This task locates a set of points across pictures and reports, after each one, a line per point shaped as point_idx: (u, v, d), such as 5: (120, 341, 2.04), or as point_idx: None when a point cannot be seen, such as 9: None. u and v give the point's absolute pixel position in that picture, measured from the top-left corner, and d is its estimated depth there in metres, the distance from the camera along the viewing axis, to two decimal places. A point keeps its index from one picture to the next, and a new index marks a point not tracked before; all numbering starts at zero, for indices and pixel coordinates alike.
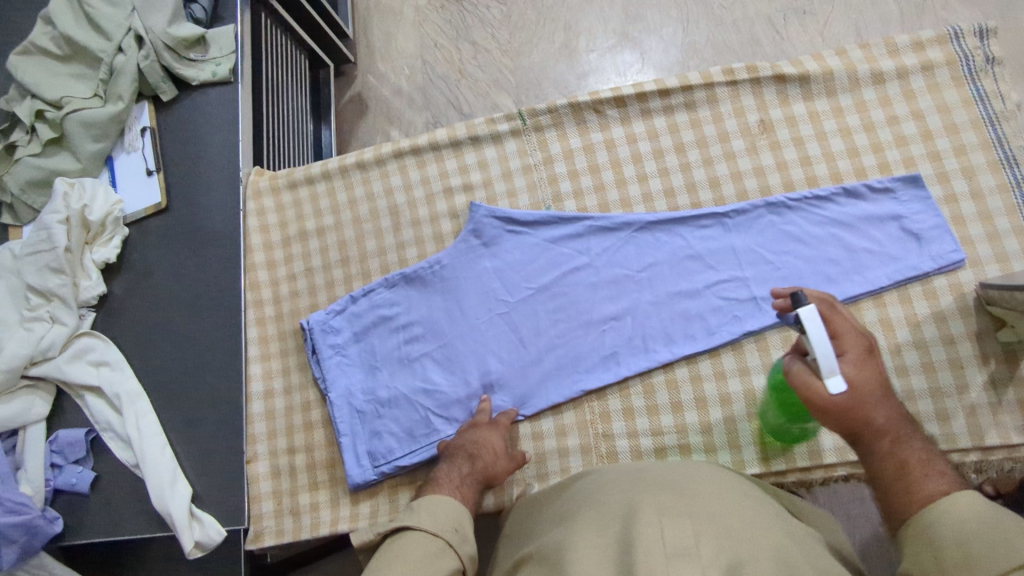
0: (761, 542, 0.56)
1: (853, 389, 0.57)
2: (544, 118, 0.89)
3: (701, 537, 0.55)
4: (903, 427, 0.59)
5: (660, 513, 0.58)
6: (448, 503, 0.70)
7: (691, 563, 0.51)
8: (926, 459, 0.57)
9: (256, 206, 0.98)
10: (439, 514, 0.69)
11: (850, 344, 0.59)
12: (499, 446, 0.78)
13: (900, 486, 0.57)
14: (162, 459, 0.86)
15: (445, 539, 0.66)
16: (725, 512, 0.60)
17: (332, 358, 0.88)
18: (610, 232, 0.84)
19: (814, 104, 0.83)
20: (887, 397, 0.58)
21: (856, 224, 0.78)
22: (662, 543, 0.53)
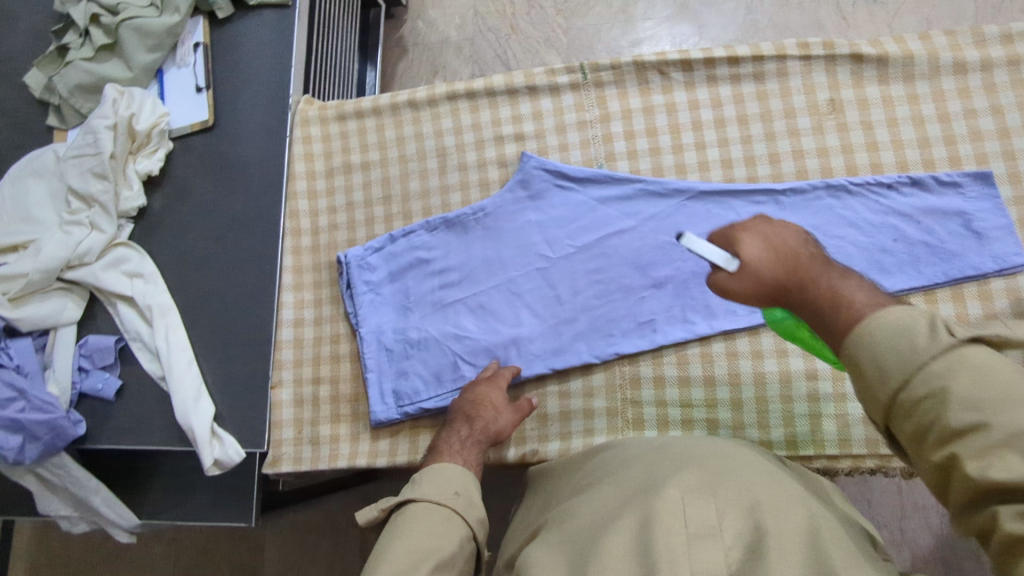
0: (797, 517, 0.55)
1: (745, 264, 0.58)
2: (606, 75, 0.87)
3: (726, 513, 0.55)
4: (818, 267, 0.54)
5: (686, 486, 0.58)
6: (454, 470, 0.67)
7: (714, 543, 0.52)
8: (837, 289, 0.51)
9: (302, 133, 0.97)
10: (443, 480, 0.66)
11: (751, 225, 0.61)
12: (499, 402, 0.76)
13: (823, 325, 0.51)
14: (187, 374, 0.87)
15: (449, 508, 0.63)
16: (758, 485, 0.59)
17: (366, 294, 0.87)
18: (661, 197, 0.82)
19: (888, 88, 0.80)
20: (790, 251, 0.56)
21: (918, 216, 0.76)
22: (684, 520, 0.54)
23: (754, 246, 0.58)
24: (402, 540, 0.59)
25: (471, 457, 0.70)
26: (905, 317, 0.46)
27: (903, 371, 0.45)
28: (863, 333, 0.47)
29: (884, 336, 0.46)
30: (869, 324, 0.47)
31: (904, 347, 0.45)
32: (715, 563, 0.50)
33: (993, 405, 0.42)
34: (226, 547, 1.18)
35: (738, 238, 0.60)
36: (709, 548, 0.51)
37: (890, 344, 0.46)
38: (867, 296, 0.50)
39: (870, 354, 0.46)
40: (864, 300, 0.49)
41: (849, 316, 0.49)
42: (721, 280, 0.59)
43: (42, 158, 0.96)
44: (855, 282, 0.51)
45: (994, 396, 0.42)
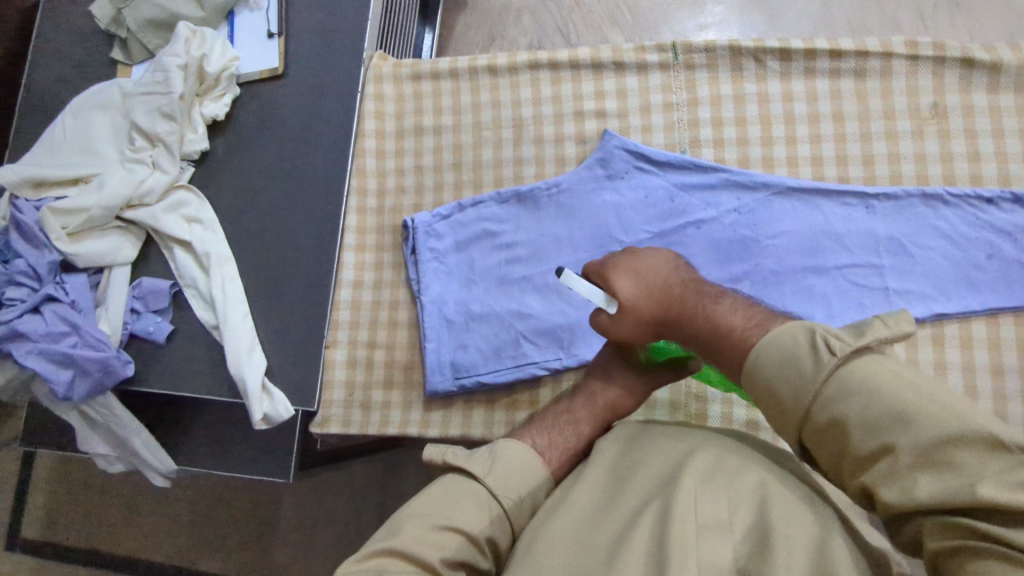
0: (813, 512, 0.51)
1: (622, 309, 0.61)
2: (698, 57, 0.83)
3: (739, 505, 0.51)
4: (685, 298, 0.59)
5: (701, 470, 0.53)
6: (528, 462, 0.62)
7: (723, 540, 0.49)
8: (714, 314, 0.56)
9: (374, 90, 0.94)
10: (519, 456, 0.62)
11: (620, 262, 0.64)
12: (614, 372, 0.71)
13: (716, 356, 0.56)
14: (242, 326, 0.86)
15: (501, 504, 0.60)
16: (775, 474, 0.54)
17: (430, 261, 0.85)
18: (746, 189, 0.80)
19: (997, 98, 0.76)
20: (659, 287, 0.61)
21: (1015, 234, 0.73)
22: (696, 511, 0.50)
23: (626, 283, 0.62)
24: (441, 525, 0.56)
25: (557, 437, 0.66)
26: (783, 337, 0.50)
27: (799, 402, 0.48)
28: (759, 367, 0.51)
29: (772, 367, 0.50)
30: (758, 348, 0.51)
31: (794, 376, 0.48)
32: (720, 559, 0.48)
33: (892, 425, 0.44)
34: (250, 502, 1.18)
35: (611, 279, 0.63)
36: (718, 545, 0.49)
37: (778, 370, 0.49)
38: (742, 318, 0.55)
39: (767, 385, 0.50)
40: (739, 320, 0.54)
41: (732, 343, 0.54)
42: (605, 321, 0.63)
43: (107, 91, 0.94)
44: (724, 302, 0.57)
45: (889, 414, 0.44)
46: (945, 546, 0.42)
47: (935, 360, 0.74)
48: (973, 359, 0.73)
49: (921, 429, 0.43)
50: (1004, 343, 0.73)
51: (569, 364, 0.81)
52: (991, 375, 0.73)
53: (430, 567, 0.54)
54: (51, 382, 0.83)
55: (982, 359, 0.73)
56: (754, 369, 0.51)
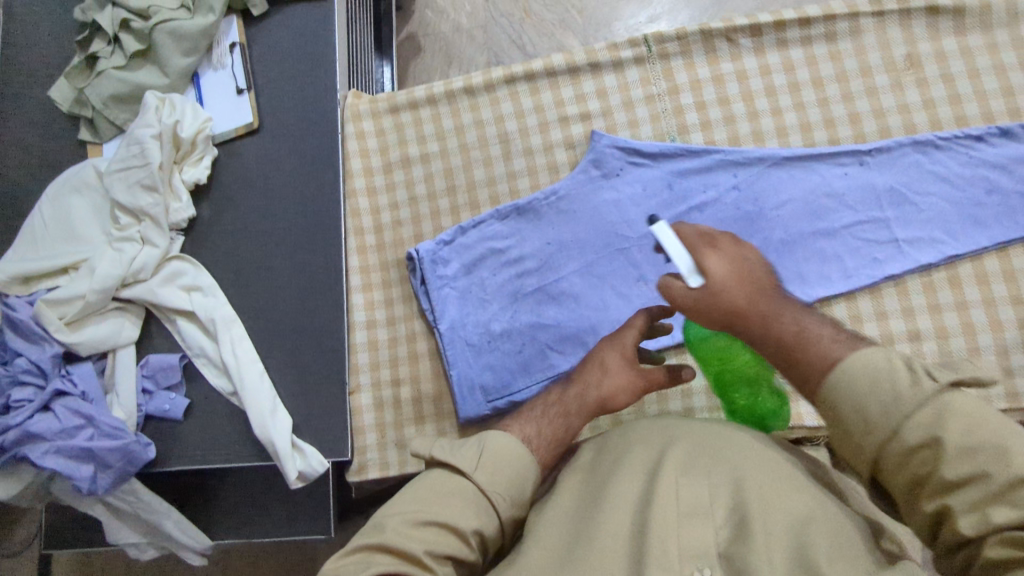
0: (796, 496, 0.52)
1: (710, 283, 0.55)
2: (671, 45, 0.84)
3: (719, 491, 0.52)
4: (775, 304, 0.55)
5: (681, 458, 0.54)
6: (518, 455, 0.57)
7: (702, 524, 0.50)
8: (800, 325, 0.53)
9: (355, 129, 0.93)
10: (507, 454, 0.57)
11: (721, 241, 0.58)
12: (613, 364, 0.67)
13: (786, 363, 0.53)
14: (262, 388, 0.84)
15: (490, 501, 0.55)
16: (754, 454, 0.55)
17: (441, 289, 0.84)
18: (741, 166, 0.80)
19: (966, 40, 0.78)
20: (751, 280, 0.56)
21: (1009, 166, 0.75)
22: (677, 499, 0.51)
23: (718, 265, 0.56)
24: (431, 521, 0.52)
25: (546, 426, 0.62)
26: (867, 359, 0.49)
27: (891, 424, 0.47)
28: (849, 375, 0.49)
29: (865, 382, 0.48)
30: (843, 364, 0.49)
31: (887, 399, 0.47)
32: (702, 544, 0.49)
33: (988, 454, 0.44)
34: (287, 565, 1.14)
35: (706, 257, 0.56)
36: (697, 531, 0.50)
37: (868, 386, 0.48)
38: (830, 333, 0.52)
39: (852, 402, 0.48)
40: (830, 338, 0.52)
41: (818, 357, 0.51)
42: (686, 300, 0.56)
43: (82, 173, 0.92)
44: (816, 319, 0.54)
45: (988, 446, 0.44)
46: (1010, 561, 0.42)
47: (954, 301, 0.75)
48: (991, 294, 0.74)
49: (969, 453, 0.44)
50: (1018, 273, 0.74)
51: None
52: (1013, 306, 0.74)
53: (417, 562, 0.50)
54: (73, 479, 0.80)
55: (1000, 292, 0.74)
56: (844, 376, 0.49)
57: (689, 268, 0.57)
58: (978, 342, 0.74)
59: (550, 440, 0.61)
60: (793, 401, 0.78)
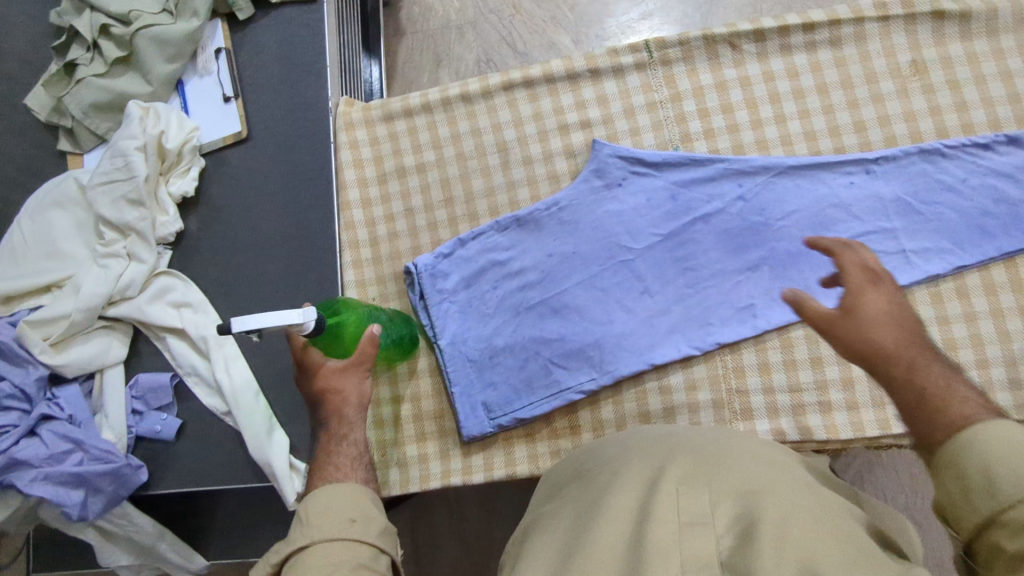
0: (802, 507, 0.50)
1: (868, 315, 0.54)
2: (673, 51, 0.82)
3: (721, 501, 0.51)
4: (923, 347, 0.53)
5: (682, 473, 0.54)
6: (346, 490, 0.64)
7: (705, 533, 0.48)
8: (952, 387, 0.50)
9: (348, 138, 0.89)
10: (335, 500, 0.63)
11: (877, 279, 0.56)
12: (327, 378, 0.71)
13: (927, 416, 0.50)
14: (257, 408, 0.83)
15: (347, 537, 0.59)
16: (758, 470, 0.55)
17: (441, 303, 0.82)
18: (745, 176, 0.79)
19: (971, 45, 0.77)
20: (912, 325, 0.54)
21: (1017, 175, 0.73)
22: (678, 511, 0.50)
23: (879, 300, 0.55)
24: (341, 540, 0.58)
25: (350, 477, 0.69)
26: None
27: (1017, 492, 0.44)
28: None
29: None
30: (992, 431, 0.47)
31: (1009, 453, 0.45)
32: (705, 551, 0.47)
33: None
34: None
35: (862, 294, 0.55)
36: (700, 538, 0.48)
37: None
38: (975, 402, 0.50)
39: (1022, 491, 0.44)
40: (965, 396, 0.50)
41: (960, 410, 0.49)
42: (872, 315, 0.54)
43: (64, 186, 0.88)
44: (945, 370, 0.52)
45: None
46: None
47: (963, 312, 0.73)
48: (1000, 305, 0.73)
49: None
50: None
51: (603, 381, 0.78)
52: (1020, 316, 0.73)
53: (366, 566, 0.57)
54: (63, 507, 0.77)
55: (1008, 303, 0.73)
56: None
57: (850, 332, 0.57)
58: (986, 353, 0.72)
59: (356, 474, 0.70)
60: (801, 414, 0.75)
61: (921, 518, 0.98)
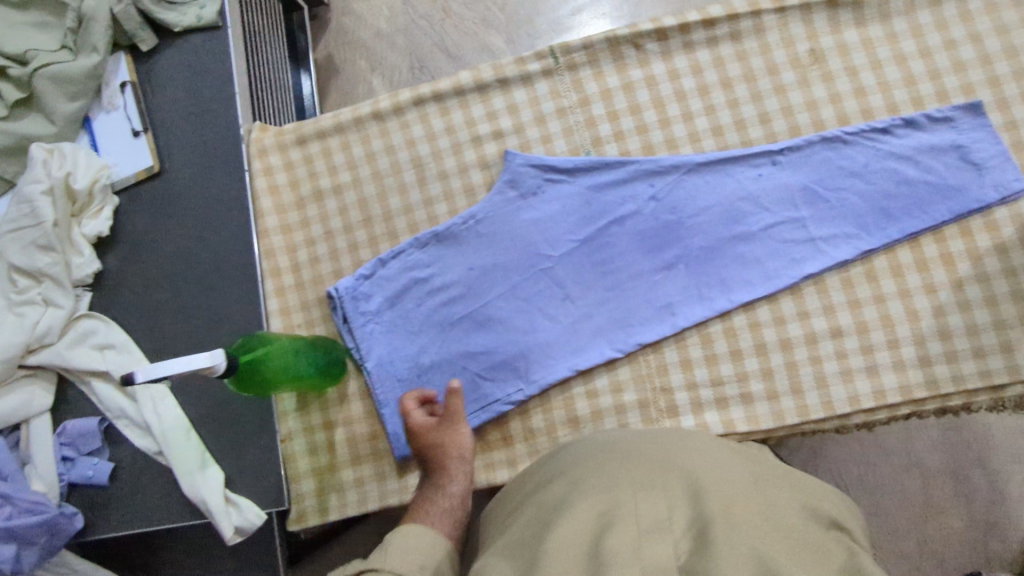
0: (745, 504, 0.53)
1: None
2: (579, 55, 0.82)
3: (677, 505, 0.53)
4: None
5: (636, 482, 0.56)
6: (433, 542, 0.64)
7: (663, 540, 0.50)
8: None
9: (261, 165, 0.88)
10: (418, 541, 0.63)
11: None
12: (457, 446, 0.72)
13: None
14: (188, 446, 0.82)
15: (422, 562, 0.61)
16: (704, 471, 0.58)
17: (365, 325, 0.82)
18: (656, 175, 0.79)
19: (866, 31, 0.78)
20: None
21: (915, 156, 0.75)
22: (637, 519, 0.52)
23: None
24: (418, 571, 0.60)
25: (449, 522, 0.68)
26: None
27: None
28: None
29: None
30: None
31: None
32: (665, 555, 0.49)
33: None
34: None
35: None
36: (659, 545, 0.49)
37: None
38: None
39: None
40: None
41: None
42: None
43: None
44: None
45: None
46: None
47: (873, 294, 0.75)
48: (908, 285, 0.74)
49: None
50: (932, 261, 0.74)
51: (529, 390, 0.79)
52: (928, 295, 0.74)
53: None
54: None
55: (915, 282, 0.74)
56: None
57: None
58: (897, 333, 0.74)
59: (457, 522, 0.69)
60: (725, 407, 0.76)
61: (872, 483, 1.07)
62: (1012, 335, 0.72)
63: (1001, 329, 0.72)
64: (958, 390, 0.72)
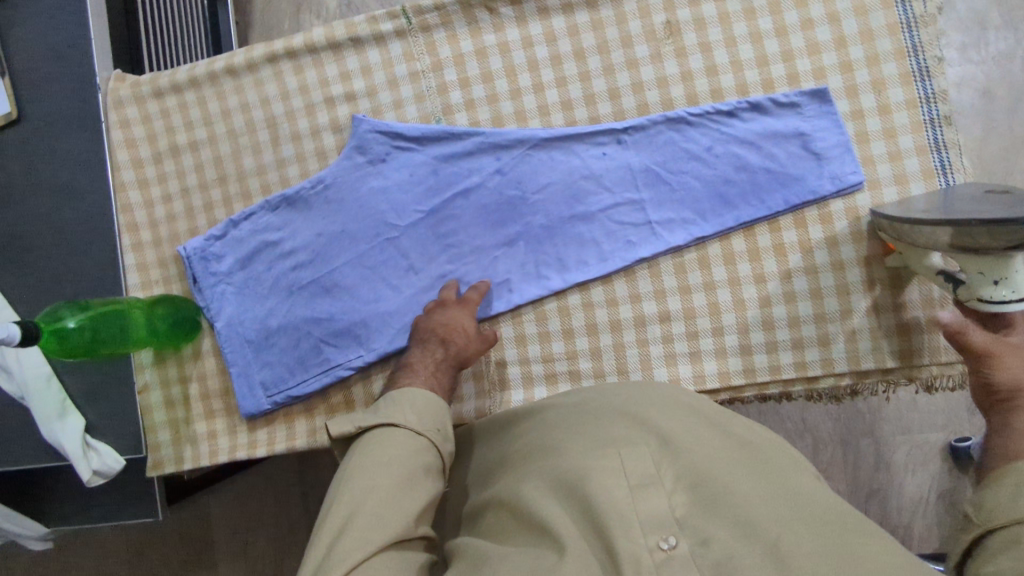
0: (729, 458, 0.58)
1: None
2: (431, 17, 0.79)
3: (662, 463, 0.57)
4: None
5: (619, 440, 0.60)
6: (431, 408, 0.65)
7: (656, 493, 0.55)
8: None
9: (118, 117, 0.86)
10: (416, 408, 0.64)
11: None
12: (469, 327, 0.73)
13: None
14: (49, 395, 0.80)
15: (427, 439, 0.62)
16: (682, 428, 0.62)
17: (215, 286, 0.83)
18: (503, 149, 0.78)
19: (724, 4, 0.74)
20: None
21: (758, 142, 0.73)
22: (626, 474, 0.56)
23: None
24: (416, 438, 0.61)
25: (433, 382, 0.69)
26: None
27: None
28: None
29: None
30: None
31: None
32: (659, 512, 0.53)
33: None
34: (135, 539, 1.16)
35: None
36: (653, 499, 0.54)
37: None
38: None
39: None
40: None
41: None
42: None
43: None
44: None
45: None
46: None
47: (703, 281, 0.75)
48: (737, 274, 0.75)
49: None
50: (762, 251, 0.74)
51: (368, 357, 0.81)
52: (756, 284, 0.74)
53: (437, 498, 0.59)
54: None
55: (745, 271, 0.74)
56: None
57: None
58: (722, 320, 0.75)
59: (445, 391, 0.70)
60: (553, 382, 0.78)
61: None
62: (830, 329, 0.73)
63: (821, 322, 0.73)
64: (774, 380, 0.74)
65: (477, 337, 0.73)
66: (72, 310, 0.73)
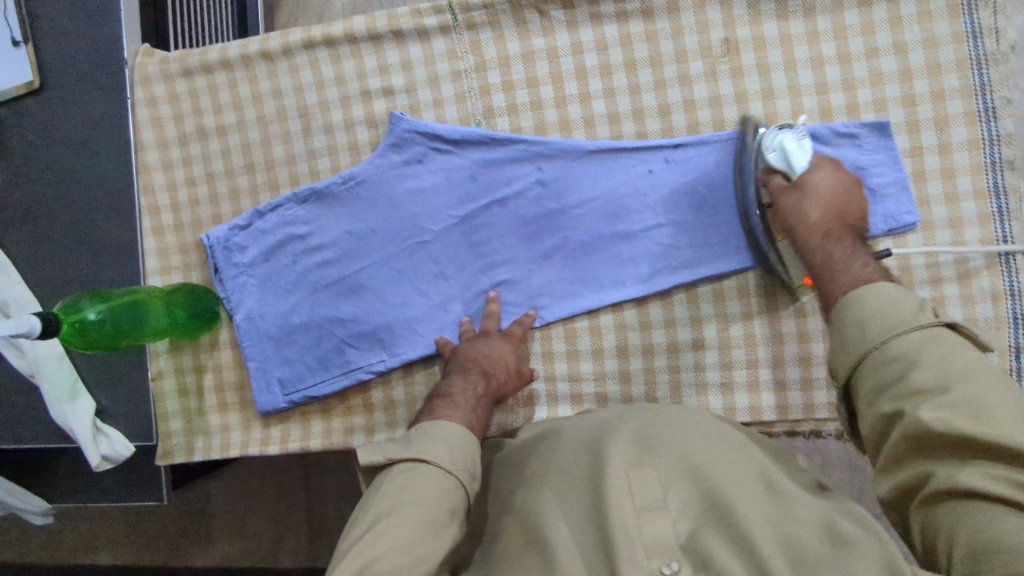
0: (744, 474, 0.56)
1: (811, 188, 0.65)
2: (478, 15, 0.76)
3: (672, 485, 0.55)
4: (848, 229, 0.64)
5: (629, 457, 0.57)
6: (472, 447, 0.64)
7: (663, 517, 0.53)
8: (854, 257, 0.61)
9: (144, 94, 0.83)
10: (455, 442, 0.63)
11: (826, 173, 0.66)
12: (510, 365, 0.73)
13: (833, 274, 0.61)
14: (60, 376, 0.78)
15: (458, 478, 0.60)
16: (694, 439, 0.58)
17: (235, 277, 0.81)
18: (545, 158, 0.75)
19: (787, 25, 0.71)
20: (845, 205, 0.65)
21: None
22: (633, 496, 0.54)
23: (824, 178, 0.66)
24: (447, 479, 0.59)
25: (476, 415, 0.68)
26: (884, 294, 0.55)
27: (880, 333, 0.54)
28: (861, 297, 0.56)
29: (875, 302, 0.55)
30: (867, 290, 0.56)
31: (890, 315, 0.54)
32: (664, 536, 0.52)
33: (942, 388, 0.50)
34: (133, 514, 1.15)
35: (818, 167, 0.66)
36: (660, 523, 0.53)
37: (876, 310, 0.55)
38: (868, 269, 0.60)
39: (858, 314, 0.55)
40: (872, 270, 0.60)
41: (856, 273, 0.60)
42: (812, 185, 0.65)
43: None
44: (848, 249, 0.62)
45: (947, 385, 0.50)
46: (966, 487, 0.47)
47: (741, 311, 0.73)
48: (777, 306, 0.73)
49: (926, 366, 0.51)
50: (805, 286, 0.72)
51: (390, 363, 0.79)
52: (795, 319, 0.72)
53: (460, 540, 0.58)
54: None
55: (785, 304, 0.72)
56: (866, 289, 0.56)
57: (801, 166, 0.65)
58: (757, 352, 0.73)
59: (481, 426, 0.68)
60: (578, 402, 0.77)
61: None
62: None
63: None
64: (805, 418, 0.73)
65: (515, 374, 0.73)
66: (93, 302, 0.71)
